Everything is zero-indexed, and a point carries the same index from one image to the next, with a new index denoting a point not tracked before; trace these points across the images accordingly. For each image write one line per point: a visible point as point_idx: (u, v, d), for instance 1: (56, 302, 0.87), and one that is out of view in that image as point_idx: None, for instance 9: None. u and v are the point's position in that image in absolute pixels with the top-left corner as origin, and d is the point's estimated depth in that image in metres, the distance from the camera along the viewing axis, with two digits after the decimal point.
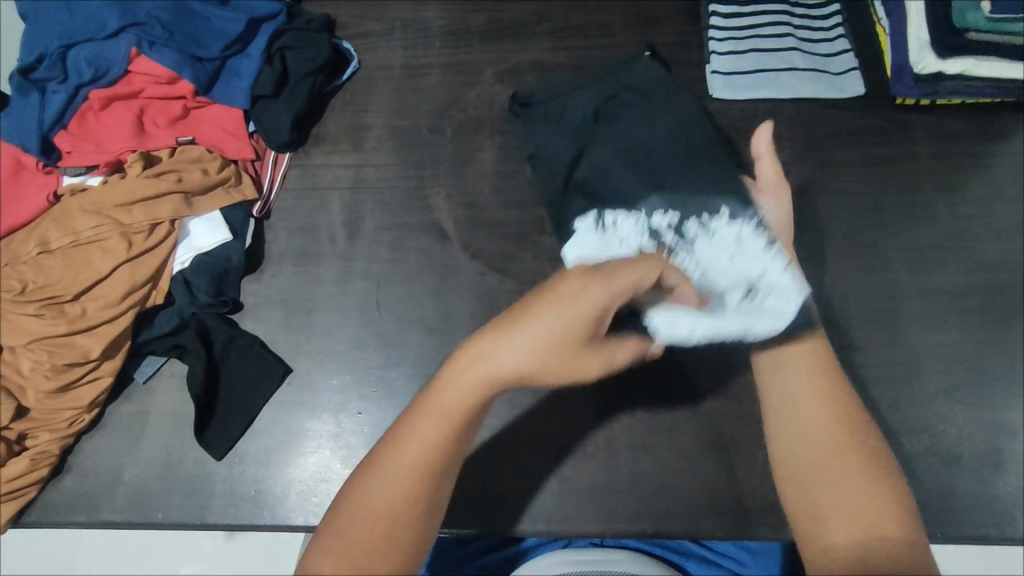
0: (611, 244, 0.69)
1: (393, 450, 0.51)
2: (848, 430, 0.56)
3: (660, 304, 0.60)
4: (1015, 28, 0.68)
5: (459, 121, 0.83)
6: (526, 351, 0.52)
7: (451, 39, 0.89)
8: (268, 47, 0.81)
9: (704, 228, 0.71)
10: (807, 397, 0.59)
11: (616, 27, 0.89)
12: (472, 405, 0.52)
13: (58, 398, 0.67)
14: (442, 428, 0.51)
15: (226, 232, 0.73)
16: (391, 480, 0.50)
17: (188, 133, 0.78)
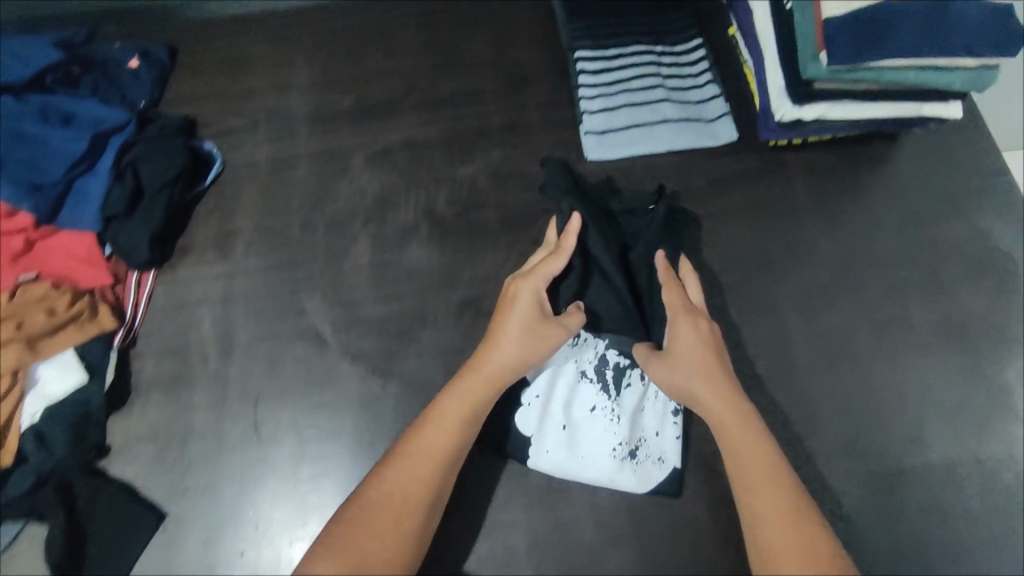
0: (548, 413, 0.70)
1: (403, 453, 0.60)
2: (821, 539, 0.55)
3: (547, 453, 0.69)
4: (860, 76, 0.64)
5: (330, 214, 0.80)
6: (497, 370, 0.64)
7: (319, 125, 0.86)
8: (117, 163, 0.77)
9: (642, 402, 0.70)
10: (784, 505, 0.56)
11: (486, 93, 0.86)
12: (465, 421, 0.62)
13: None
14: (445, 438, 0.61)
15: (80, 375, 0.68)
16: (392, 499, 0.58)
17: (34, 268, 0.73)
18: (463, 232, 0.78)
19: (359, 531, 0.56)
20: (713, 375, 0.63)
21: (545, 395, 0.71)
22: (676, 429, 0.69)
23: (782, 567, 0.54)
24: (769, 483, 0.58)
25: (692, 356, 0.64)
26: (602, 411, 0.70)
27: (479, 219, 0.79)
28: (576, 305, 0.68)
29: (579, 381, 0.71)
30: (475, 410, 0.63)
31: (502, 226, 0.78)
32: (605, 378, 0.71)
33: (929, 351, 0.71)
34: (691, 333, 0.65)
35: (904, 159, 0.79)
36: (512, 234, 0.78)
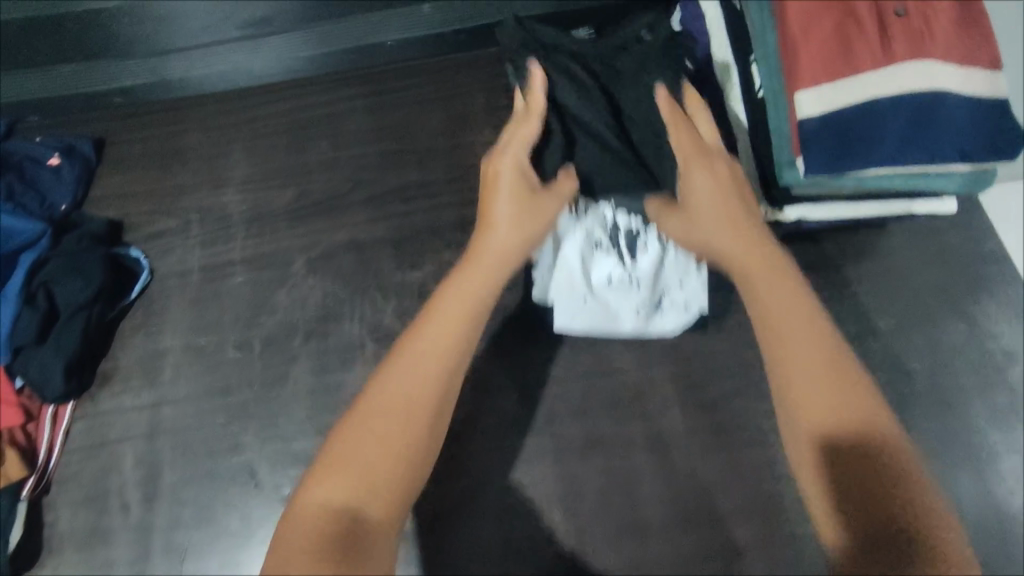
0: (565, 272, 0.67)
1: (418, 331, 0.51)
2: (833, 353, 0.49)
3: (576, 315, 0.67)
4: (845, 182, 0.58)
5: (268, 330, 0.73)
6: (497, 246, 0.59)
7: (256, 226, 0.78)
8: (28, 285, 0.70)
9: (661, 264, 0.68)
10: (812, 328, 0.50)
11: (437, 184, 0.79)
12: (472, 311, 0.53)
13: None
14: (457, 312, 0.53)
15: None
16: (396, 415, 0.47)
17: None
18: None
19: (353, 457, 0.45)
20: (764, 278, 0.54)
21: (558, 260, 0.67)
22: (700, 277, 0.68)
23: (793, 361, 0.49)
24: (796, 312, 0.51)
25: (707, 182, 0.59)
26: (620, 278, 0.67)
27: None
28: (568, 168, 0.63)
29: (587, 237, 0.67)
30: (489, 289, 0.56)
31: None
32: (619, 246, 0.67)
33: (924, 474, 0.65)
34: (708, 178, 0.59)
35: (896, 248, 0.71)
36: None
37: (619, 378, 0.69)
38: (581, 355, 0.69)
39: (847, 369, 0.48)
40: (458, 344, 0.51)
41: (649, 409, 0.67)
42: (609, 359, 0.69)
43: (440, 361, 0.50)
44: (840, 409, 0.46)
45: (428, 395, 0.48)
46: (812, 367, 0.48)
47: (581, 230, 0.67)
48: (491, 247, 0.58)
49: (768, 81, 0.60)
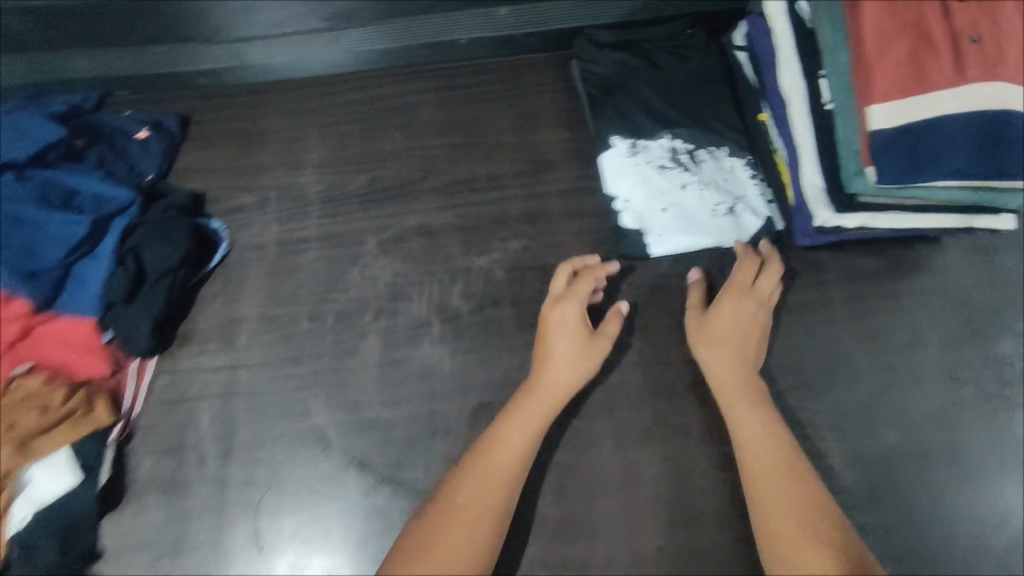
0: (644, 207, 0.78)
1: (474, 471, 0.63)
2: (815, 501, 0.60)
3: (659, 237, 0.76)
4: (908, 193, 0.63)
5: (340, 305, 0.76)
6: (552, 389, 0.67)
7: (330, 206, 0.82)
8: (118, 249, 0.74)
9: (719, 172, 0.79)
10: (790, 494, 0.60)
11: (505, 177, 0.83)
12: (513, 467, 0.63)
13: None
14: (519, 448, 0.64)
15: (72, 477, 0.66)
16: (466, 515, 0.60)
17: (31, 356, 0.71)
18: (479, 331, 0.74)
19: (433, 553, 0.58)
20: (772, 486, 0.61)
21: (634, 196, 0.79)
22: (758, 190, 0.79)
23: (788, 545, 0.57)
24: (778, 468, 0.62)
25: (728, 363, 0.68)
26: (690, 187, 0.78)
27: (496, 315, 0.75)
28: (619, 307, 0.71)
29: (657, 170, 0.79)
30: (540, 423, 0.66)
31: (520, 324, 0.74)
32: (681, 162, 0.80)
33: (969, 481, 0.67)
34: (727, 342, 0.68)
35: (948, 265, 0.74)
36: (530, 332, 0.74)
37: (675, 371, 0.72)
38: (640, 347, 0.73)
39: (826, 517, 0.59)
40: (512, 473, 0.63)
41: (704, 402, 0.70)
42: (667, 353, 0.72)
43: (501, 483, 0.62)
44: (815, 549, 0.56)
45: (484, 526, 0.60)
46: (796, 519, 0.59)
47: (646, 161, 0.80)
48: (524, 448, 0.64)
49: (836, 96, 0.62)
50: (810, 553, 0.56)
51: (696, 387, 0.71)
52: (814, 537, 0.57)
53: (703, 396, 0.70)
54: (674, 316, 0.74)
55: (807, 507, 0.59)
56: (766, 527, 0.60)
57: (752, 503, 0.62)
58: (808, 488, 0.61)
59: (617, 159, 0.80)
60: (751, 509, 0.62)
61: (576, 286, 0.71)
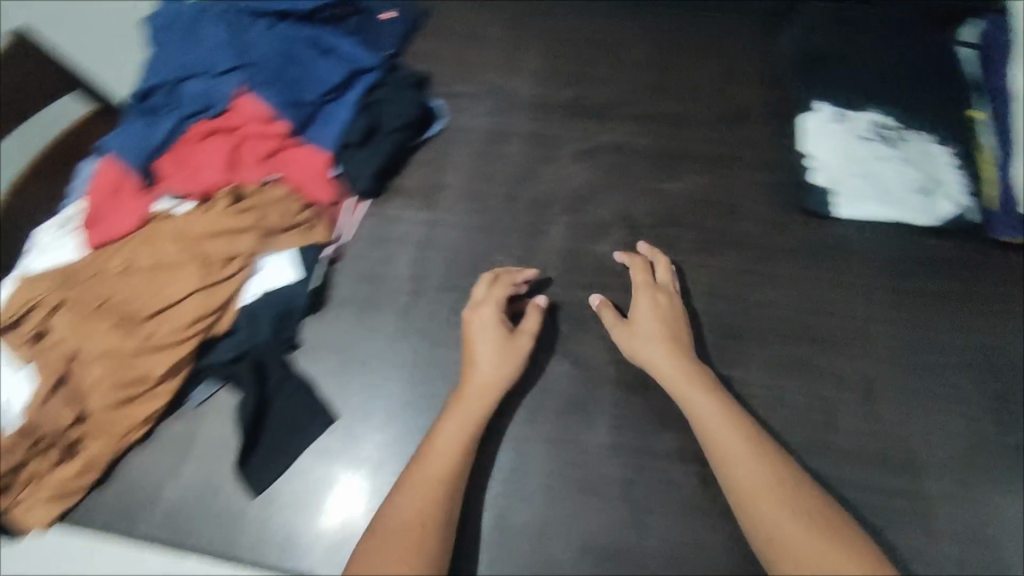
0: (837, 171, 0.81)
1: (406, 484, 0.65)
2: (791, 484, 0.61)
3: (847, 201, 0.79)
4: None
5: (534, 194, 0.85)
6: (480, 389, 0.70)
7: (538, 109, 0.91)
8: (361, 99, 0.86)
9: (921, 153, 0.81)
10: (766, 481, 0.61)
11: (704, 115, 0.87)
12: (447, 481, 0.65)
13: (116, 410, 0.71)
14: (450, 454, 0.66)
15: (294, 272, 0.76)
16: (394, 531, 0.62)
17: (278, 170, 0.82)
18: (655, 244, 0.81)
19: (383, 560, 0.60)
20: (750, 468, 0.62)
21: (829, 159, 0.81)
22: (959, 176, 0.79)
23: (778, 534, 0.59)
24: (755, 460, 0.63)
25: (710, 407, 0.66)
26: (888, 161, 0.80)
27: (673, 235, 0.81)
28: (536, 301, 0.75)
29: (858, 139, 0.82)
30: (467, 439, 0.67)
31: (694, 247, 0.80)
32: (885, 137, 0.82)
33: None
34: (690, 389, 0.67)
35: None
36: (702, 256, 0.79)
37: (837, 323, 0.75)
38: (806, 293, 0.76)
39: (811, 506, 0.60)
40: (428, 497, 0.63)
41: (860, 356, 0.73)
42: (832, 304, 0.75)
43: (434, 489, 0.64)
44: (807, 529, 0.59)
45: (426, 533, 0.61)
46: (783, 506, 0.60)
47: (848, 131, 0.82)
48: (450, 458, 0.66)
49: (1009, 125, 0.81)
50: (804, 538, 0.58)
51: (855, 341, 0.74)
52: (805, 522, 0.59)
53: (860, 350, 0.73)
54: (846, 273, 0.77)
55: (788, 496, 0.61)
56: (759, 540, 0.60)
57: (732, 492, 0.63)
58: (771, 482, 0.61)
59: (821, 121, 0.83)
60: (732, 501, 0.63)
61: (491, 289, 0.75)
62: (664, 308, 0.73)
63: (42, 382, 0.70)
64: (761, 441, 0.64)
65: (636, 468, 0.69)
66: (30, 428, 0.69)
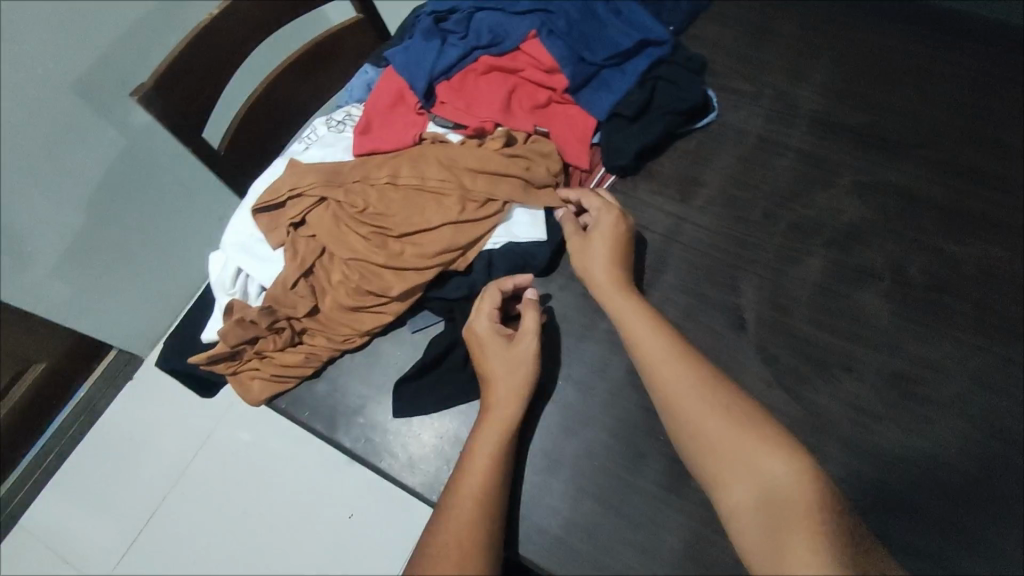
0: None
1: (446, 505, 0.62)
2: (764, 469, 0.55)
3: None
4: None
5: (797, 217, 0.78)
6: (504, 392, 0.67)
7: (819, 129, 0.83)
8: (645, 73, 0.82)
9: None
10: (729, 460, 0.57)
11: (1011, 184, 0.78)
12: (478, 506, 0.61)
13: (347, 313, 0.73)
14: (473, 485, 0.62)
15: (541, 232, 0.75)
16: (439, 544, 0.59)
17: (543, 125, 0.80)
18: (925, 309, 0.73)
19: None
20: (729, 458, 0.58)
21: None
22: None
23: (761, 539, 0.52)
24: (724, 444, 0.58)
25: (705, 419, 0.60)
26: None
27: (947, 305, 0.73)
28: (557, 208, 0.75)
29: None
30: (493, 461, 0.64)
31: (971, 324, 0.72)
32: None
33: None
34: (689, 401, 0.62)
35: None
36: (979, 337, 0.71)
37: None
38: None
39: (785, 494, 0.53)
40: (470, 516, 0.60)
41: None
42: None
43: (468, 513, 0.60)
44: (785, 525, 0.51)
45: (465, 558, 0.58)
46: (770, 509, 0.53)
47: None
48: (473, 477, 0.62)
49: None
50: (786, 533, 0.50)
51: None
52: (785, 518, 0.51)
53: None
54: None
55: (768, 492, 0.54)
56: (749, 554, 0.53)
57: (721, 498, 0.57)
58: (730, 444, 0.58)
59: None
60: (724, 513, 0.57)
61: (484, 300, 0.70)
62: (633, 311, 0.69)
63: (292, 268, 0.71)
64: (681, 379, 0.63)
65: None
66: (271, 307, 0.71)
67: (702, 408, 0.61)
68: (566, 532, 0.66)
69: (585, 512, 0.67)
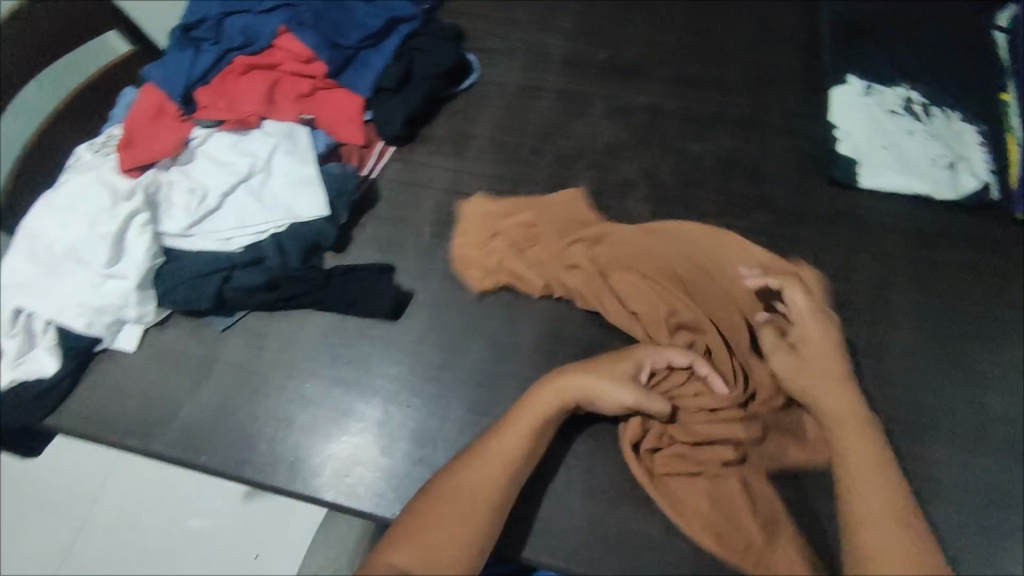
0: (863, 144, 0.82)
1: (473, 457, 0.63)
2: (885, 473, 0.61)
3: (872, 171, 0.80)
4: None
5: (561, 148, 0.86)
6: (574, 382, 0.66)
7: (570, 69, 0.92)
8: (399, 48, 0.87)
9: (950, 131, 0.82)
10: (875, 470, 0.61)
11: (733, 86, 0.89)
12: (506, 466, 0.63)
13: (353, 305, 0.76)
14: (518, 449, 0.63)
15: (324, 207, 0.76)
16: (453, 498, 0.61)
17: (311, 110, 0.83)
18: (678, 201, 0.82)
19: (426, 534, 0.59)
20: (868, 464, 0.62)
21: (854, 132, 0.83)
22: (983, 157, 0.80)
23: (872, 521, 0.59)
24: (863, 446, 0.63)
25: (850, 420, 0.64)
26: (917, 136, 0.81)
27: (696, 194, 0.82)
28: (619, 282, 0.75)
29: (886, 113, 0.83)
30: (547, 433, 0.65)
31: (717, 206, 0.81)
32: (911, 111, 0.83)
33: None
34: (827, 393, 0.66)
35: None
36: (725, 217, 0.80)
37: (855, 288, 0.75)
38: (825, 260, 0.77)
39: (896, 493, 0.60)
40: (506, 476, 0.62)
41: (879, 319, 0.73)
42: (851, 270, 0.76)
43: (496, 472, 0.62)
44: (892, 517, 0.59)
45: (484, 513, 0.61)
46: (881, 499, 0.60)
47: (877, 103, 0.84)
48: (519, 445, 0.63)
49: None
50: (889, 521, 0.59)
51: (873, 306, 0.74)
52: (899, 517, 0.59)
53: (878, 313, 0.74)
54: (867, 242, 0.78)
55: (881, 486, 0.61)
56: (851, 533, 0.59)
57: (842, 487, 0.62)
58: (876, 480, 0.61)
59: (850, 95, 0.85)
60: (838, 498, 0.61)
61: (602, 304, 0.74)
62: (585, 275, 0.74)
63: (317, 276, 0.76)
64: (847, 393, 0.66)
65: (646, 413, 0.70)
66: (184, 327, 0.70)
67: (851, 414, 0.65)
68: (390, 479, 0.68)
69: (405, 457, 0.69)
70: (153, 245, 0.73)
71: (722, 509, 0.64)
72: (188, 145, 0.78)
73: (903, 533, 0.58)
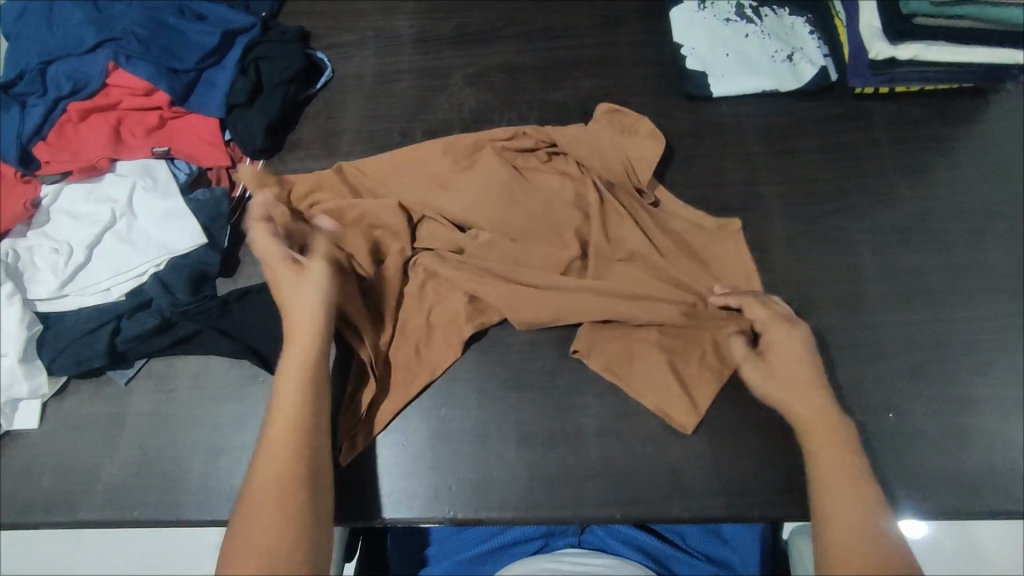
0: (709, 54, 0.85)
1: (266, 441, 0.59)
2: (864, 491, 0.57)
3: (722, 78, 0.84)
4: (959, 11, 0.74)
5: (429, 124, 0.86)
6: (302, 311, 0.64)
7: (422, 46, 0.91)
8: (243, 59, 0.84)
9: (782, 26, 0.86)
10: (850, 489, 0.57)
11: (581, 29, 0.91)
12: (296, 418, 0.59)
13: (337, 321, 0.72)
14: (290, 397, 0.60)
15: (198, 235, 0.74)
16: (262, 490, 0.56)
17: (164, 143, 0.80)
18: None
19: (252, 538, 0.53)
20: (842, 479, 0.58)
21: (699, 45, 0.86)
22: (816, 43, 0.85)
23: (841, 539, 0.54)
24: (841, 462, 0.59)
25: (828, 438, 0.61)
26: (754, 36, 0.86)
27: None
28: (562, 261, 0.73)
29: (722, 22, 0.87)
30: (309, 366, 0.62)
31: None
32: (745, 16, 0.87)
33: (999, 293, 0.73)
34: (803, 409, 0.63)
35: (990, 121, 0.82)
36: None
37: (728, 190, 0.79)
38: (697, 170, 0.81)
39: (876, 509, 0.56)
40: (296, 433, 0.59)
41: (754, 214, 0.78)
42: (722, 175, 0.80)
43: (290, 432, 0.59)
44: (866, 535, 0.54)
45: (291, 483, 0.56)
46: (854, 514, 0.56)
47: (713, 15, 0.87)
48: (295, 388, 0.61)
49: None
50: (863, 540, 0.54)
51: (748, 203, 0.78)
52: (877, 535, 0.54)
53: (753, 210, 0.78)
54: (731, 146, 0.82)
55: (856, 501, 0.56)
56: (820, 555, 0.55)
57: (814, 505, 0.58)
58: (849, 495, 0.57)
59: (687, 12, 0.88)
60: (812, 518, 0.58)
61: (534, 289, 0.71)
62: (528, 254, 0.74)
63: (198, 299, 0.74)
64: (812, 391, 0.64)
65: (561, 355, 0.72)
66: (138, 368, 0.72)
67: (830, 429, 0.61)
68: None
69: None
70: (26, 314, 0.70)
71: (624, 426, 0.68)
72: (39, 206, 0.75)
73: (880, 535, 0.54)
